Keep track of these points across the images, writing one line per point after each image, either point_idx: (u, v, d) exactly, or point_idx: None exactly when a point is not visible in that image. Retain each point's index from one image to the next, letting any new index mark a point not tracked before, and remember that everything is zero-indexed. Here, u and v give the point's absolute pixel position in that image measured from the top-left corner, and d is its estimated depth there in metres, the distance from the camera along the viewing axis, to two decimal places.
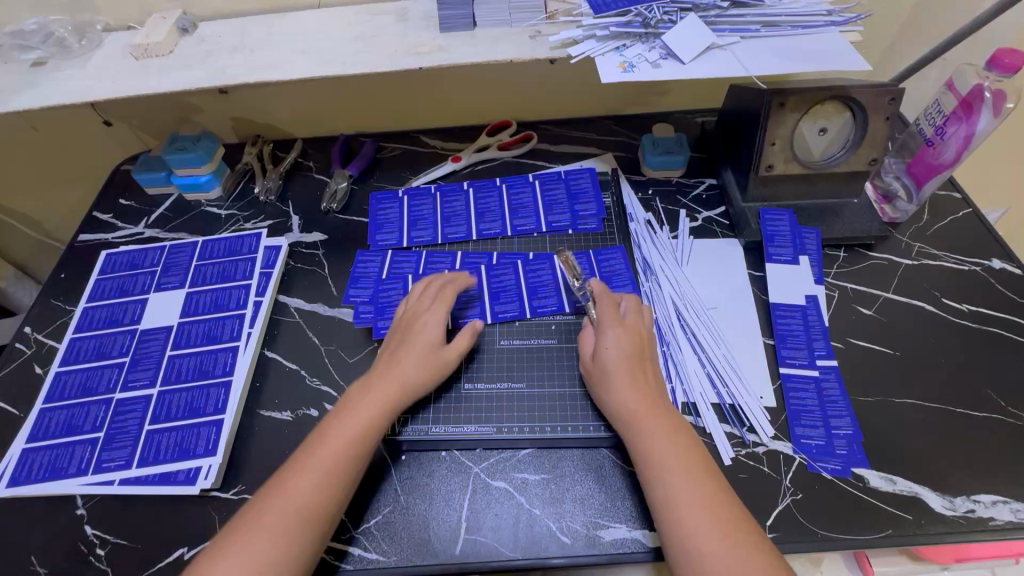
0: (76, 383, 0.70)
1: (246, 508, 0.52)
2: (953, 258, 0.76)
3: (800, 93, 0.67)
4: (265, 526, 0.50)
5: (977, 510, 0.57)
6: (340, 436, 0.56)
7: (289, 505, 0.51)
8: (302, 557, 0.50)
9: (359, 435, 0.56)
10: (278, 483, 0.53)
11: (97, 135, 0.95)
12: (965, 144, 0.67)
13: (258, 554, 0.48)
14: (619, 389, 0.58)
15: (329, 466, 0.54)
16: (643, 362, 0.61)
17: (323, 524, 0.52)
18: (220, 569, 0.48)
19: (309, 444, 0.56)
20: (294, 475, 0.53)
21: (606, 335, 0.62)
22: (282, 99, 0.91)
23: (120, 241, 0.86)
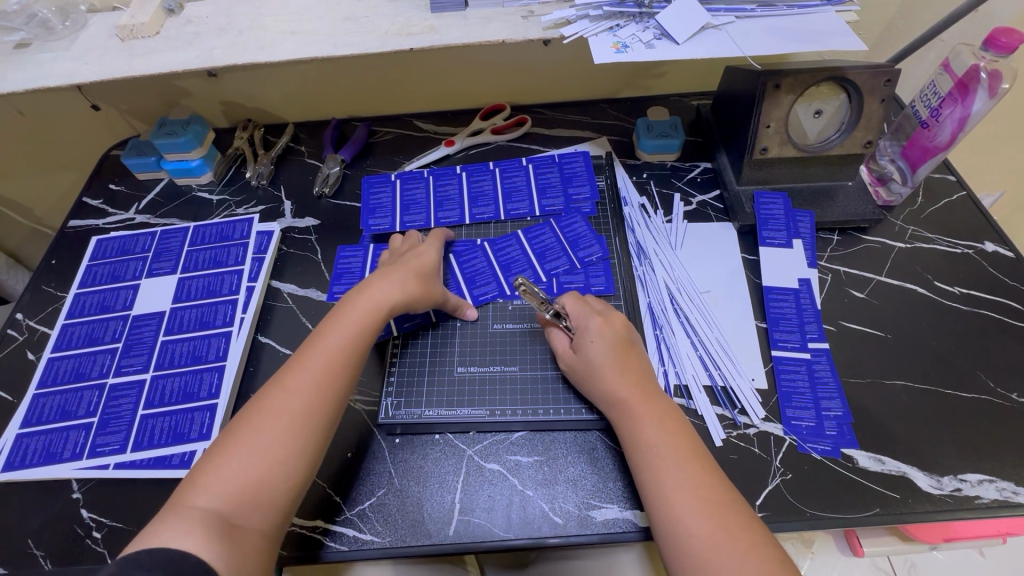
0: (69, 368, 0.69)
1: (248, 407, 0.53)
2: (945, 241, 0.76)
3: (796, 74, 0.66)
4: (271, 420, 0.51)
5: (964, 488, 0.58)
6: (339, 336, 0.57)
7: (285, 407, 0.52)
8: (309, 449, 0.51)
9: (354, 339, 0.57)
10: (271, 388, 0.53)
11: (87, 120, 0.94)
12: (960, 126, 0.66)
13: (266, 446, 0.50)
14: (608, 374, 0.58)
15: (324, 370, 0.54)
16: (629, 350, 0.60)
17: (328, 419, 0.53)
18: (229, 462, 0.49)
19: (308, 343, 0.57)
20: (294, 372, 0.54)
21: (587, 334, 0.61)
22: (272, 82, 0.89)
23: (111, 227, 0.85)
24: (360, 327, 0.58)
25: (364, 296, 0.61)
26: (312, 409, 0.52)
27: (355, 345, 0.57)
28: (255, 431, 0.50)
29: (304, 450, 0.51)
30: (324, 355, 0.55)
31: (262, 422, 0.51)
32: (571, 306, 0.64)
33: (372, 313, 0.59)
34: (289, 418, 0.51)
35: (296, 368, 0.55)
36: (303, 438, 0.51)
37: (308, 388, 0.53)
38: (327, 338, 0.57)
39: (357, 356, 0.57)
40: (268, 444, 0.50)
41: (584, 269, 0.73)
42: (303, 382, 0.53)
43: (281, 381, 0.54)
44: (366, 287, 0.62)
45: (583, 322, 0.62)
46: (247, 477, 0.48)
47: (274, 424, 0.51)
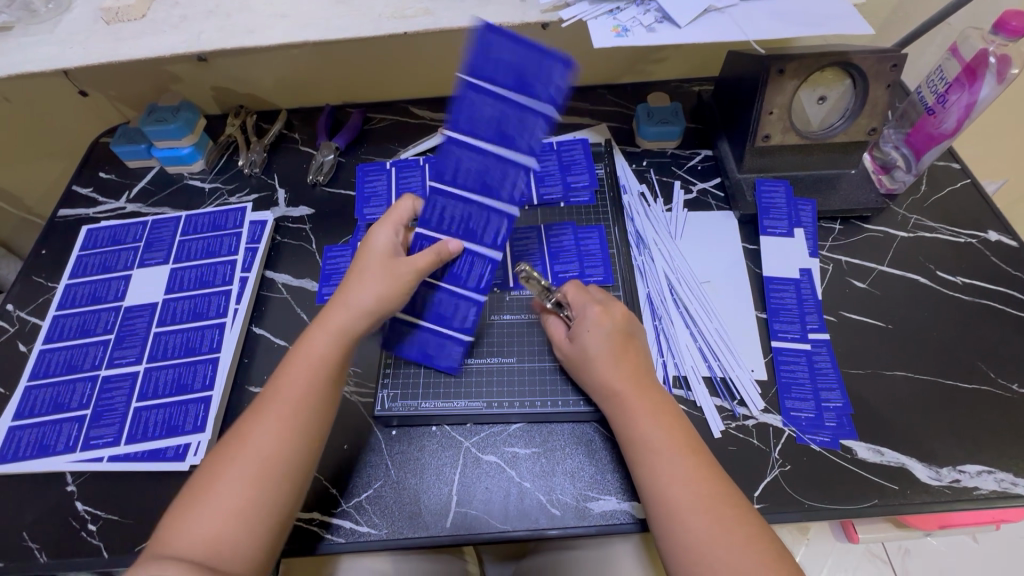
0: (61, 360, 0.69)
1: (212, 457, 0.51)
2: (949, 230, 0.75)
3: (801, 59, 0.65)
4: (234, 470, 0.49)
5: (962, 480, 0.57)
6: (300, 375, 0.54)
7: (252, 453, 0.50)
8: (278, 495, 0.50)
9: (314, 375, 0.54)
10: (237, 433, 0.52)
11: (75, 107, 0.92)
12: (967, 112, 0.65)
13: (230, 497, 0.48)
14: (603, 368, 0.57)
15: (286, 414, 0.52)
16: (630, 340, 0.59)
17: (295, 466, 0.51)
18: (194, 519, 0.47)
19: (270, 384, 0.54)
20: (256, 418, 0.52)
21: (585, 322, 0.60)
22: (263, 67, 0.87)
23: (101, 216, 0.84)
24: (325, 356, 0.55)
25: (328, 320, 0.57)
26: (281, 451, 0.51)
27: (321, 376, 0.55)
28: (224, 480, 0.49)
29: (280, 492, 0.50)
30: (288, 392, 0.53)
31: (229, 469, 0.49)
32: (571, 293, 0.63)
33: (336, 340, 0.56)
34: (256, 462, 0.50)
35: (261, 410, 0.53)
36: (275, 480, 0.50)
37: (275, 429, 0.51)
38: (290, 373, 0.54)
39: (325, 387, 0.55)
40: (238, 492, 0.48)
41: (578, 257, 0.73)
42: (268, 424, 0.52)
43: (246, 425, 0.52)
44: (326, 315, 0.58)
45: (581, 311, 0.61)
46: (214, 530, 0.47)
47: (243, 468, 0.50)
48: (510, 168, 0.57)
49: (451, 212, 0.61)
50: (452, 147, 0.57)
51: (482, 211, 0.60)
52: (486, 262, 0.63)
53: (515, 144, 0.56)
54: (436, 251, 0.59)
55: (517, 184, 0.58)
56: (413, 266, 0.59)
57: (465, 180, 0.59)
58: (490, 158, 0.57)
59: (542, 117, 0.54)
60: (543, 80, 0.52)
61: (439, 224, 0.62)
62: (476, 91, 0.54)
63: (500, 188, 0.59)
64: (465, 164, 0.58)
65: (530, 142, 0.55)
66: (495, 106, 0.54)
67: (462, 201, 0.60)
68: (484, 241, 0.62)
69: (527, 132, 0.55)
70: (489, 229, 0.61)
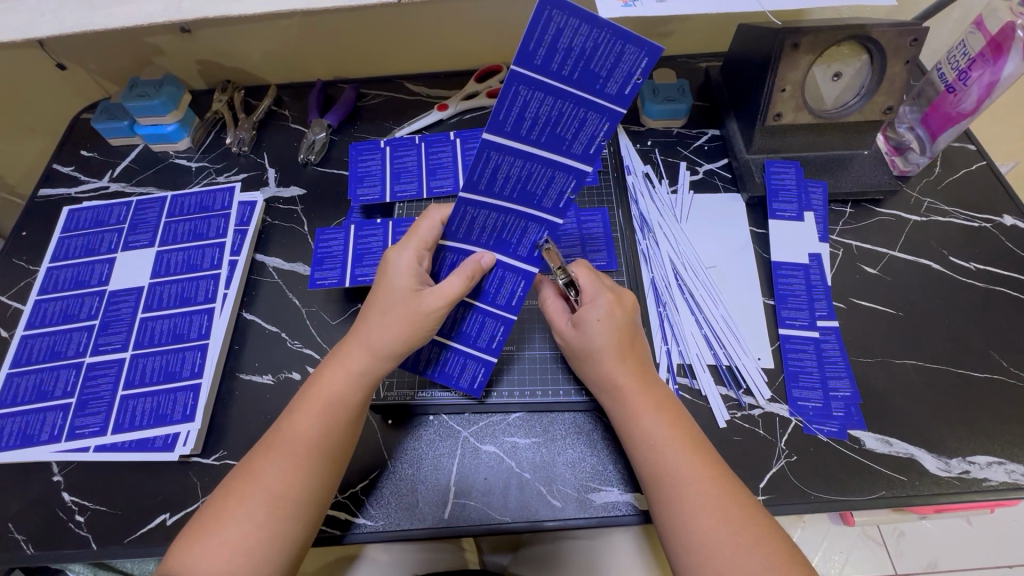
0: (44, 346, 0.66)
1: (220, 493, 0.49)
2: (963, 214, 0.73)
3: (816, 33, 0.61)
4: (242, 510, 0.47)
5: (972, 471, 0.56)
6: (314, 417, 0.51)
7: (261, 496, 0.48)
8: (288, 537, 0.48)
9: (329, 415, 0.52)
10: (245, 471, 0.50)
11: (50, 81, 0.87)
12: (987, 92, 0.62)
13: (238, 539, 0.46)
14: (606, 361, 0.55)
15: (298, 456, 0.50)
16: (633, 337, 0.57)
17: (304, 506, 0.49)
18: (200, 556, 0.46)
19: (282, 425, 0.52)
20: (265, 458, 0.50)
21: (594, 308, 0.56)
22: (250, 40, 0.83)
23: (84, 196, 0.81)
24: (344, 397, 0.53)
25: (348, 359, 0.54)
26: (292, 496, 0.48)
27: (338, 417, 0.52)
28: (232, 523, 0.47)
29: (288, 539, 0.48)
30: (303, 434, 0.51)
31: (238, 511, 0.47)
32: (583, 276, 0.59)
33: (357, 381, 0.53)
34: (266, 504, 0.48)
35: (273, 450, 0.50)
36: (285, 527, 0.48)
37: (287, 473, 0.49)
38: (305, 412, 0.52)
39: (342, 428, 0.52)
40: (246, 538, 0.46)
41: (581, 241, 0.71)
42: (278, 468, 0.49)
43: (256, 465, 0.50)
44: (346, 356, 0.54)
45: (593, 298, 0.57)
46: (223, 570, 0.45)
47: (252, 510, 0.47)
48: (557, 174, 0.49)
49: (483, 222, 0.52)
50: (489, 152, 0.46)
51: (519, 220, 0.53)
52: (519, 276, 0.57)
53: (567, 146, 0.47)
54: (469, 274, 0.53)
55: (564, 190, 0.50)
56: (442, 299, 0.53)
57: (504, 188, 0.49)
58: (536, 164, 0.48)
59: (608, 117, 0.45)
60: (614, 69, 0.42)
61: (467, 236, 0.54)
62: (527, 82, 0.42)
63: (542, 195, 0.51)
64: (507, 171, 0.48)
65: (586, 145, 0.47)
66: (550, 101, 0.44)
67: (496, 211, 0.51)
68: (518, 253, 0.55)
69: (583, 132, 0.46)
70: (526, 239, 0.54)
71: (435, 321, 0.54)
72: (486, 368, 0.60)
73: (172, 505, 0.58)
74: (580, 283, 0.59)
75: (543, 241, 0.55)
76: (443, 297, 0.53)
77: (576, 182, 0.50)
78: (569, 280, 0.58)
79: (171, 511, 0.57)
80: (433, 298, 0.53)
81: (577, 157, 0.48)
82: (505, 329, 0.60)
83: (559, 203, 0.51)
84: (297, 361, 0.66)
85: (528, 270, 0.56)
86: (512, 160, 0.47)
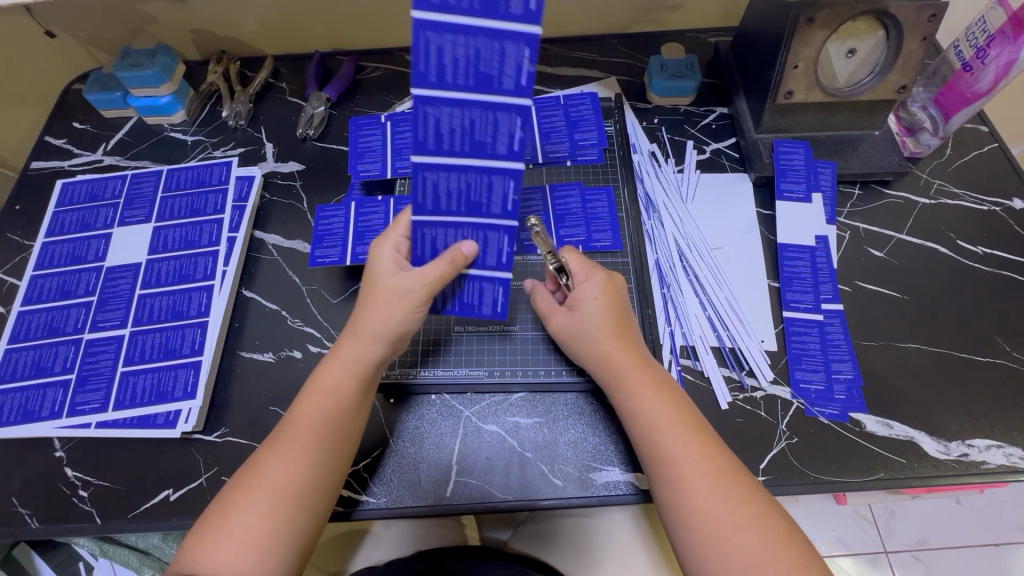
0: (42, 322, 0.66)
1: (225, 491, 0.49)
2: (973, 198, 0.72)
3: (832, 8, 0.59)
4: (249, 505, 0.47)
5: (971, 454, 0.57)
6: (308, 413, 0.51)
7: (266, 489, 0.48)
8: (293, 529, 0.48)
9: (329, 407, 0.52)
10: (251, 466, 0.50)
11: (39, 50, 0.84)
12: (1005, 70, 0.60)
13: (246, 533, 0.46)
14: (603, 339, 0.55)
15: (302, 447, 0.50)
16: (623, 312, 0.57)
17: (305, 499, 0.49)
18: (210, 555, 0.46)
19: (278, 428, 0.52)
20: (268, 454, 0.50)
21: (588, 287, 0.57)
22: (245, 8, 0.80)
23: (78, 169, 0.79)
24: (340, 386, 0.53)
25: (340, 351, 0.54)
26: (295, 487, 0.49)
27: (336, 408, 0.52)
28: (237, 516, 0.47)
29: (294, 531, 0.48)
30: (302, 423, 0.51)
31: (244, 506, 0.47)
32: (574, 261, 0.59)
33: (349, 370, 0.53)
34: (271, 500, 0.48)
35: (276, 442, 0.51)
36: (290, 519, 0.48)
37: (288, 464, 0.49)
38: (305, 404, 0.52)
39: (341, 420, 0.52)
40: (252, 530, 0.47)
41: (585, 221, 0.70)
42: (281, 461, 0.49)
43: (261, 458, 0.50)
44: (340, 349, 0.54)
45: (585, 277, 0.58)
46: (234, 566, 0.45)
47: (259, 508, 0.47)
48: (506, 43, 0.42)
49: (446, 186, 0.50)
50: (425, 108, 0.45)
51: (480, 175, 0.49)
52: (501, 233, 0.53)
53: (497, 83, 0.44)
54: (451, 258, 0.52)
55: (513, 131, 0.46)
56: (422, 280, 0.52)
57: (457, 75, 0.44)
58: (475, 111, 0.45)
59: (525, 38, 0.42)
60: None
61: (441, 146, 0.47)
62: (432, 27, 0.42)
63: (493, 142, 0.47)
64: (449, 124, 0.46)
65: (516, 76, 0.44)
66: (462, 41, 0.42)
67: (455, 170, 0.49)
68: (492, 212, 0.51)
69: (507, 62, 0.43)
70: (495, 194, 0.50)
71: (418, 304, 0.53)
72: (503, 287, 0.56)
73: (175, 482, 0.58)
74: (571, 267, 0.58)
75: (530, 228, 0.53)
76: (425, 278, 0.52)
77: (532, 49, 0.42)
78: (559, 265, 0.58)
79: (174, 487, 0.58)
80: (414, 278, 0.52)
81: (513, 93, 0.44)
82: (504, 290, 0.56)
83: (521, 79, 0.44)
84: (298, 339, 0.65)
85: (510, 224, 0.52)
86: (449, 111, 0.45)
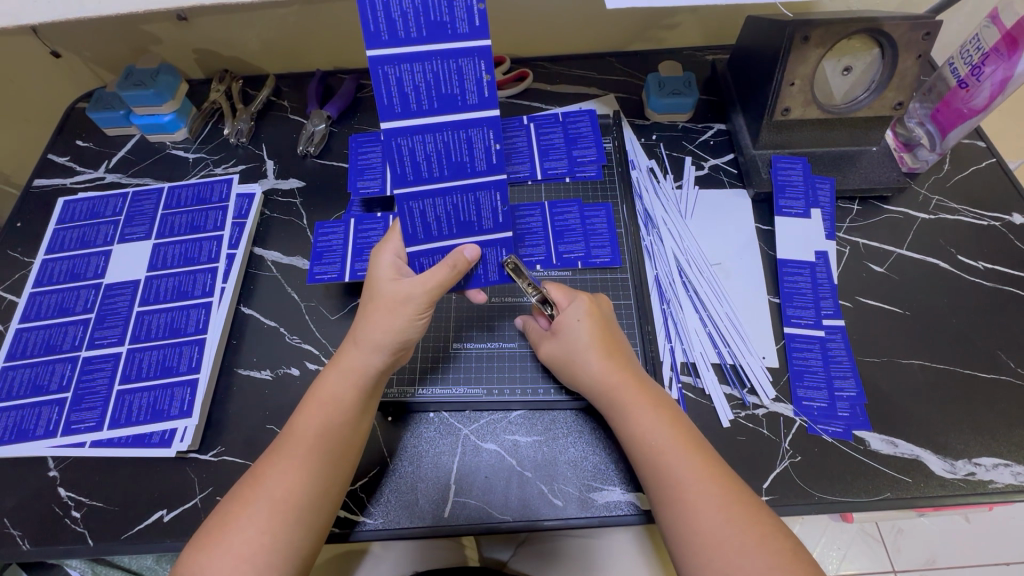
0: (38, 340, 0.65)
1: (223, 506, 0.48)
2: (972, 213, 0.72)
3: (828, 26, 0.60)
4: (246, 519, 0.47)
5: (978, 473, 0.56)
6: (308, 427, 0.51)
7: (264, 501, 0.47)
8: (293, 545, 0.47)
9: (327, 422, 0.51)
10: (251, 478, 0.49)
11: (45, 69, 0.85)
12: (1001, 88, 0.61)
13: (243, 548, 0.46)
14: (594, 361, 0.55)
15: (302, 459, 0.49)
16: (615, 336, 0.58)
17: (306, 519, 0.48)
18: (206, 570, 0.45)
19: (278, 442, 0.51)
20: (267, 469, 0.49)
21: (571, 312, 0.57)
22: (249, 29, 0.81)
23: (79, 187, 0.79)
24: (338, 397, 0.52)
25: (343, 358, 0.54)
26: (295, 500, 0.48)
27: (334, 420, 0.51)
28: (236, 530, 0.46)
29: (294, 544, 0.47)
30: (302, 437, 0.50)
31: (243, 518, 0.47)
32: (554, 290, 0.60)
33: (349, 379, 0.53)
34: (270, 513, 0.47)
35: (276, 455, 0.50)
36: (289, 534, 0.47)
37: (287, 476, 0.48)
38: (306, 412, 0.52)
39: (339, 434, 0.51)
40: (250, 545, 0.46)
41: (585, 237, 0.70)
42: (280, 474, 0.48)
43: (260, 470, 0.49)
44: (341, 358, 0.54)
45: (569, 303, 0.58)
46: None
47: (258, 520, 0.47)
48: (462, 61, 0.45)
49: (424, 150, 0.48)
50: (384, 69, 0.44)
51: (456, 132, 0.48)
52: (491, 190, 0.52)
53: (452, 31, 0.44)
54: (453, 263, 0.52)
55: (479, 74, 0.46)
56: (424, 287, 0.52)
57: (421, 100, 0.46)
58: (435, 62, 0.44)
59: (478, 53, 0.45)
60: (453, 10, 0.43)
61: (409, 106, 0.46)
62: (389, 60, 0.44)
63: (462, 92, 0.46)
64: (412, 80, 0.45)
65: (477, 90, 0.46)
66: (419, 68, 0.44)
67: (429, 130, 0.47)
68: (478, 169, 0.50)
69: (466, 80, 0.46)
70: (477, 149, 0.49)
71: (420, 309, 0.53)
72: (506, 247, 0.56)
73: (169, 502, 0.57)
74: (553, 297, 0.59)
75: (505, 260, 0.57)
76: (428, 284, 0.52)
77: (486, 62, 0.45)
78: (541, 296, 0.58)
79: (169, 508, 0.57)
80: (417, 286, 0.52)
81: (478, 107, 0.47)
82: (508, 249, 0.56)
83: (483, 92, 0.47)
84: (296, 356, 0.65)
85: (498, 178, 0.51)
86: (410, 68, 0.44)
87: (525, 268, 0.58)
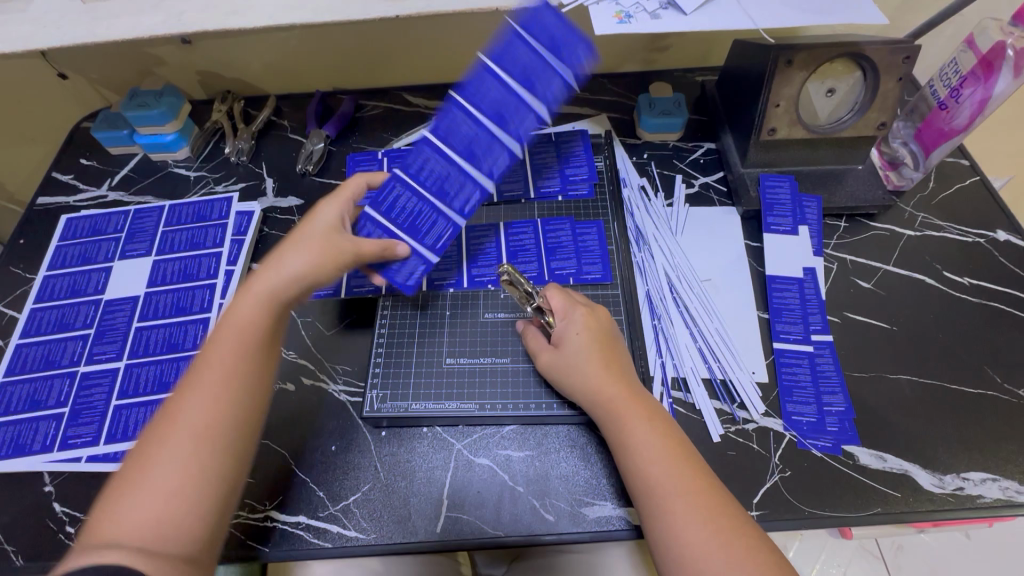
0: (37, 356, 0.66)
1: (128, 459, 0.45)
2: (957, 229, 0.73)
3: (810, 50, 0.61)
4: (165, 454, 0.44)
5: (966, 487, 0.56)
6: (221, 353, 0.49)
7: (183, 433, 0.45)
8: (218, 472, 0.45)
9: (242, 345, 0.50)
10: (160, 416, 0.46)
11: (52, 90, 0.87)
12: (980, 109, 0.62)
13: (166, 483, 0.43)
14: (590, 373, 0.56)
15: (220, 380, 0.48)
16: (611, 345, 0.58)
17: (232, 447, 0.46)
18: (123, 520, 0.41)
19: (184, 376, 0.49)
20: (179, 401, 0.47)
21: (571, 326, 0.59)
22: (251, 52, 0.84)
23: (81, 205, 0.81)
24: (252, 318, 0.52)
25: (254, 284, 0.54)
26: (216, 428, 0.46)
27: (249, 341, 0.51)
28: (155, 467, 0.43)
29: (220, 471, 0.45)
30: (213, 360, 0.49)
31: (161, 454, 0.44)
32: (553, 299, 0.61)
33: (261, 302, 0.53)
34: (189, 437, 0.45)
35: (185, 389, 0.48)
36: (214, 459, 0.45)
37: (204, 402, 0.47)
38: (217, 340, 0.50)
39: (255, 354, 0.51)
40: (174, 477, 0.43)
41: (577, 254, 0.71)
42: (197, 403, 0.46)
43: (169, 407, 0.47)
44: (250, 285, 0.54)
45: (567, 314, 0.60)
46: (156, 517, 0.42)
47: (176, 451, 0.44)
48: (495, 141, 0.58)
49: (432, 168, 0.60)
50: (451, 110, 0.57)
51: (459, 175, 0.60)
52: (446, 224, 0.62)
53: (507, 124, 0.57)
54: (384, 247, 0.60)
55: (497, 159, 0.59)
56: (356, 247, 0.58)
57: (456, 140, 0.58)
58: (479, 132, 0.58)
59: (504, 146, 0.58)
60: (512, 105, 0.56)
61: (445, 142, 0.59)
62: (457, 103, 0.57)
63: (479, 155, 0.59)
64: (460, 128, 0.58)
65: (491, 162, 0.59)
66: (466, 120, 0.57)
67: (445, 160, 0.59)
68: (452, 205, 0.62)
69: (488, 158, 0.59)
70: (460, 197, 0.61)
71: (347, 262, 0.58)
72: (424, 266, 0.63)
73: None
74: (552, 305, 0.61)
75: (504, 271, 0.60)
76: (359, 247, 0.58)
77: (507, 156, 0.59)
78: (540, 304, 0.61)
79: None
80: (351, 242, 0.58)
81: (480, 174, 0.60)
82: (423, 268, 0.63)
83: (492, 171, 0.60)
84: (292, 372, 0.65)
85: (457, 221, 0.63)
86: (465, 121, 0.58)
87: (518, 276, 0.61)
